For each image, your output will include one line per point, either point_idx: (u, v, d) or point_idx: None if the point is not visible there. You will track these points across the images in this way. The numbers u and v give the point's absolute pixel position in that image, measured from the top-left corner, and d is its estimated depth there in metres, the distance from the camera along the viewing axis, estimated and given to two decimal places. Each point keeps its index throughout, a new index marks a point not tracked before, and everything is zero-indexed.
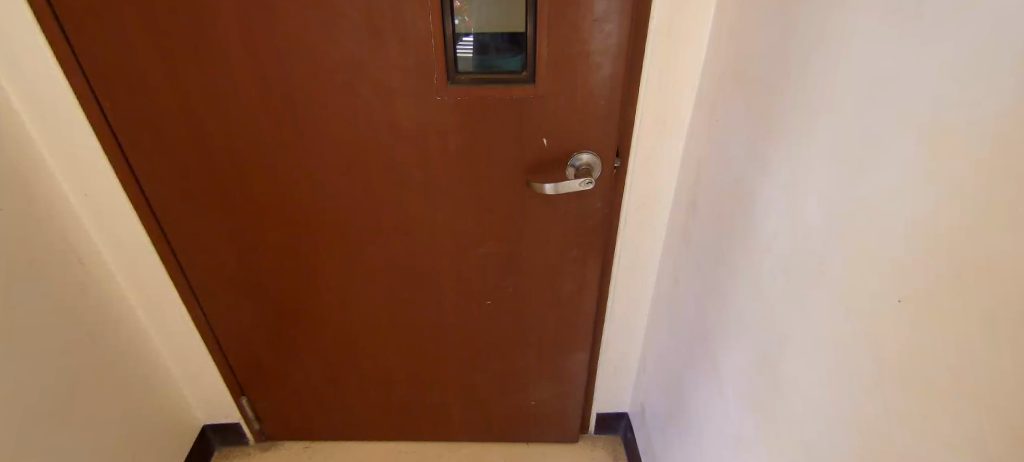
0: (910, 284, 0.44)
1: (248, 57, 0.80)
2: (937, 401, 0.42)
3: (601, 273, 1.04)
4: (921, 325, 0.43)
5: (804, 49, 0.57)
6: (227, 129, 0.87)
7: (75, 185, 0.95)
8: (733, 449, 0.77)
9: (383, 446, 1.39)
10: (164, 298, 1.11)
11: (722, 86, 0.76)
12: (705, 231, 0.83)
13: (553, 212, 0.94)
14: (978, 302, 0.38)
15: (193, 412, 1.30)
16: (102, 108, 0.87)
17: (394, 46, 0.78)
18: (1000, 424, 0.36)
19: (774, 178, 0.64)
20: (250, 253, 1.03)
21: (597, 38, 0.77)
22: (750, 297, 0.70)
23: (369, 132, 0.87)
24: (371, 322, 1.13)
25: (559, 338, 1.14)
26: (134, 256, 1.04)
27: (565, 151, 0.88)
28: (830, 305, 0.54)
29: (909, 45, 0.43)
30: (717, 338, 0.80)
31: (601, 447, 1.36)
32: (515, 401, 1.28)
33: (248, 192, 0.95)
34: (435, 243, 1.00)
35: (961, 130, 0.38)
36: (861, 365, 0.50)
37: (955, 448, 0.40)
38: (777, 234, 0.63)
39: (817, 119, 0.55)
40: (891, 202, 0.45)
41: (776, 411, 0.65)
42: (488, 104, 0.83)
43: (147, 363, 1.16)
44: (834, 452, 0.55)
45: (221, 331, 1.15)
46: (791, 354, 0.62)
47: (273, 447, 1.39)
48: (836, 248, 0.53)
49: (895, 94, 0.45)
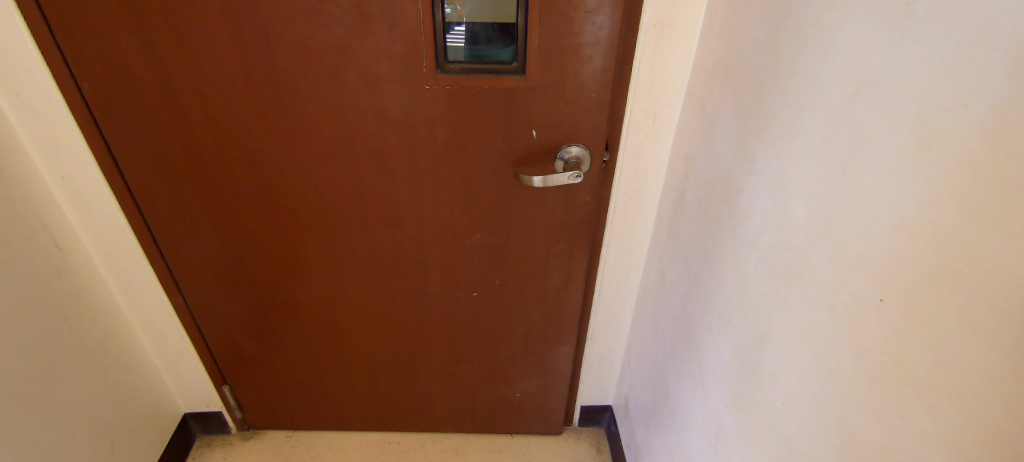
0: (892, 283, 0.44)
1: (233, 40, 0.78)
2: (917, 398, 0.42)
3: (588, 266, 1.04)
4: (902, 323, 0.44)
5: (792, 47, 0.57)
6: (211, 113, 0.85)
7: (52, 168, 0.92)
8: (715, 443, 0.77)
9: (366, 436, 1.38)
10: (144, 285, 1.08)
11: (712, 83, 0.76)
12: (692, 226, 0.83)
13: (542, 204, 0.94)
14: (963, 303, 0.38)
15: (173, 400, 1.28)
16: (80, 88, 0.84)
17: (384, 33, 0.77)
18: (982, 422, 0.37)
19: (762, 175, 0.64)
20: (234, 241, 1.01)
21: (589, 31, 0.76)
22: (735, 292, 0.70)
23: (357, 120, 0.85)
24: (357, 313, 1.12)
25: (545, 330, 1.14)
26: (113, 241, 1.02)
27: (555, 144, 0.87)
28: (814, 302, 0.55)
29: (896, 44, 0.44)
30: (702, 333, 0.81)
31: (586, 439, 1.37)
32: (500, 393, 1.28)
33: (232, 180, 0.93)
34: (421, 233, 0.99)
35: (947, 133, 0.39)
36: (842, 361, 0.51)
37: (933, 444, 0.41)
38: (763, 230, 0.64)
39: (804, 115, 0.56)
40: (877, 201, 0.46)
41: (757, 405, 0.66)
42: (478, 94, 0.82)
43: (128, 351, 1.14)
44: (813, 446, 0.55)
45: (203, 318, 1.13)
46: (774, 350, 0.62)
47: (255, 436, 1.38)
48: (821, 246, 0.53)
49: (881, 93, 0.45)
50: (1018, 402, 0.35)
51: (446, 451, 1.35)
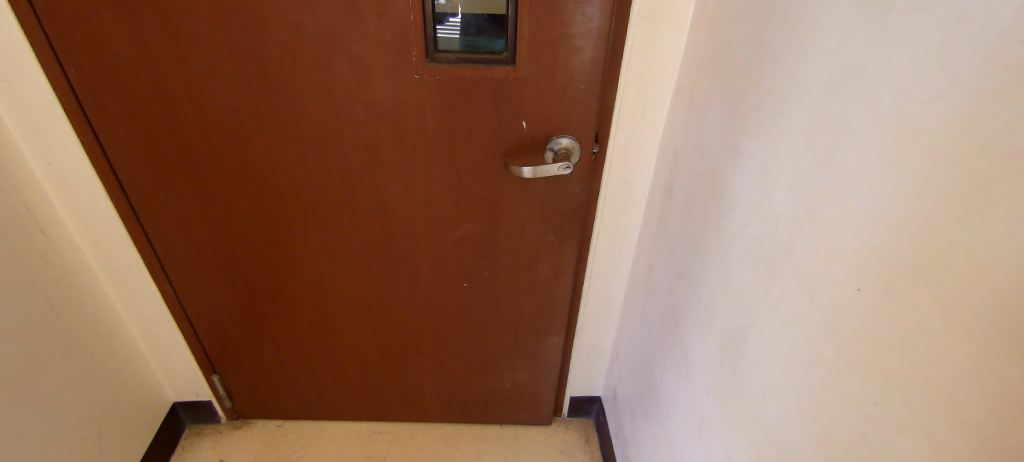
0: (868, 273, 0.45)
1: (221, 26, 0.77)
2: (892, 386, 0.43)
3: (577, 257, 1.04)
4: (878, 311, 0.44)
5: (778, 40, 0.58)
6: (199, 101, 0.85)
7: (39, 155, 0.91)
8: (698, 430, 0.79)
9: (356, 426, 1.39)
10: (132, 273, 1.08)
11: (701, 75, 0.76)
12: (679, 217, 0.84)
13: (532, 196, 0.95)
14: (936, 292, 0.39)
15: (162, 389, 1.28)
16: (66, 75, 0.83)
17: (373, 21, 0.76)
18: (950, 409, 0.38)
19: (747, 167, 0.65)
20: (223, 231, 1.01)
21: (580, 21, 0.76)
22: (720, 282, 0.71)
23: (347, 110, 0.85)
24: (346, 304, 1.13)
25: (535, 322, 1.15)
26: (101, 229, 1.01)
27: (544, 135, 0.87)
28: (795, 292, 0.55)
29: (879, 38, 0.44)
30: (687, 323, 0.82)
31: (575, 429, 1.38)
32: (490, 383, 1.29)
33: (220, 168, 0.92)
34: (411, 223, 0.99)
35: (924, 125, 0.40)
36: (821, 350, 0.51)
37: (903, 429, 0.42)
38: (746, 222, 0.65)
39: (788, 108, 0.56)
40: (856, 192, 0.46)
41: (740, 395, 0.67)
42: (468, 84, 0.82)
43: (117, 340, 1.13)
44: (792, 433, 0.56)
45: (192, 308, 1.13)
46: (756, 338, 0.63)
47: (245, 425, 1.38)
48: (803, 237, 0.54)
49: (862, 85, 0.46)
50: (988, 388, 0.36)
51: (436, 441, 1.35)
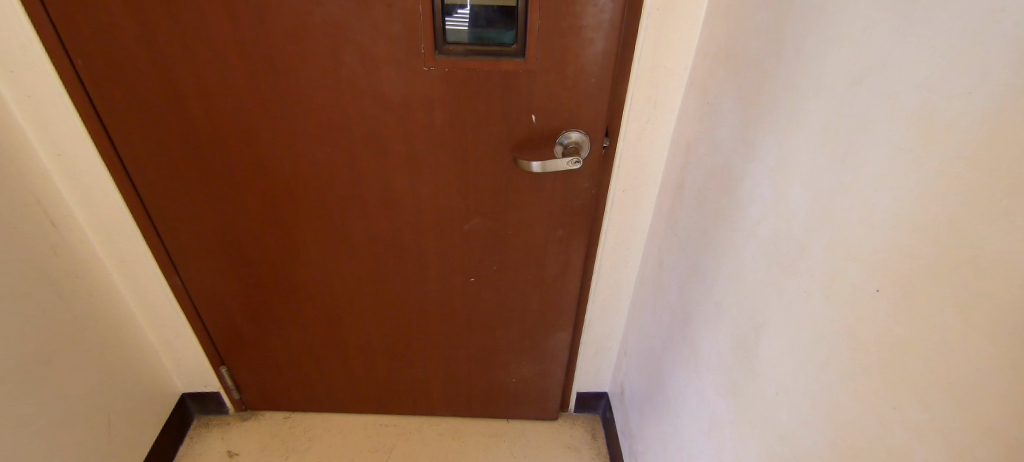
0: (888, 274, 0.44)
1: (227, 17, 0.77)
2: (911, 390, 0.42)
3: (585, 253, 1.03)
4: (898, 315, 0.43)
5: (797, 32, 0.56)
6: (207, 93, 0.84)
7: (47, 146, 0.91)
8: (707, 430, 0.78)
9: (362, 419, 1.39)
10: (140, 265, 1.08)
11: (715, 69, 0.75)
12: (690, 214, 0.83)
13: (540, 190, 0.94)
14: (958, 294, 0.38)
15: (171, 379, 1.29)
16: (74, 66, 0.83)
17: (381, 13, 0.75)
18: (973, 415, 0.37)
19: (762, 164, 0.63)
20: (230, 223, 1.01)
21: (590, 12, 0.75)
22: (732, 280, 0.70)
23: (353, 101, 0.84)
24: (352, 297, 1.13)
25: (542, 317, 1.14)
26: (108, 220, 1.01)
27: (554, 128, 0.86)
28: (809, 292, 0.54)
29: (902, 31, 0.42)
30: (697, 321, 0.81)
31: (581, 425, 1.38)
32: (496, 377, 1.28)
33: (227, 161, 0.92)
34: (419, 216, 0.99)
35: (948, 121, 0.38)
36: (837, 352, 0.50)
37: (922, 435, 0.41)
38: (760, 220, 0.63)
39: (805, 102, 0.55)
40: (876, 191, 0.45)
41: (751, 396, 0.66)
42: (476, 76, 0.81)
43: (124, 331, 1.14)
44: (805, 436, 0.55)
45: (199, 298, 1.13)
46: (769, 338, 0.62)
47: (252, 416, 1.39)
48: (819, 235, 0.52)
49: (883, 79, 0.44)
50: (1011, 398, 0.34)
51: (441, 434, 1.36)
